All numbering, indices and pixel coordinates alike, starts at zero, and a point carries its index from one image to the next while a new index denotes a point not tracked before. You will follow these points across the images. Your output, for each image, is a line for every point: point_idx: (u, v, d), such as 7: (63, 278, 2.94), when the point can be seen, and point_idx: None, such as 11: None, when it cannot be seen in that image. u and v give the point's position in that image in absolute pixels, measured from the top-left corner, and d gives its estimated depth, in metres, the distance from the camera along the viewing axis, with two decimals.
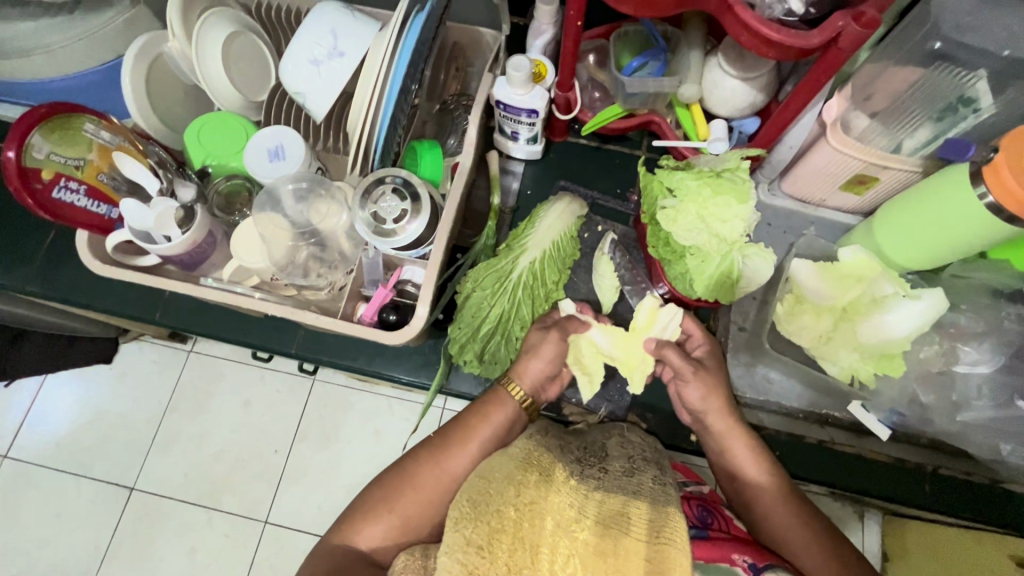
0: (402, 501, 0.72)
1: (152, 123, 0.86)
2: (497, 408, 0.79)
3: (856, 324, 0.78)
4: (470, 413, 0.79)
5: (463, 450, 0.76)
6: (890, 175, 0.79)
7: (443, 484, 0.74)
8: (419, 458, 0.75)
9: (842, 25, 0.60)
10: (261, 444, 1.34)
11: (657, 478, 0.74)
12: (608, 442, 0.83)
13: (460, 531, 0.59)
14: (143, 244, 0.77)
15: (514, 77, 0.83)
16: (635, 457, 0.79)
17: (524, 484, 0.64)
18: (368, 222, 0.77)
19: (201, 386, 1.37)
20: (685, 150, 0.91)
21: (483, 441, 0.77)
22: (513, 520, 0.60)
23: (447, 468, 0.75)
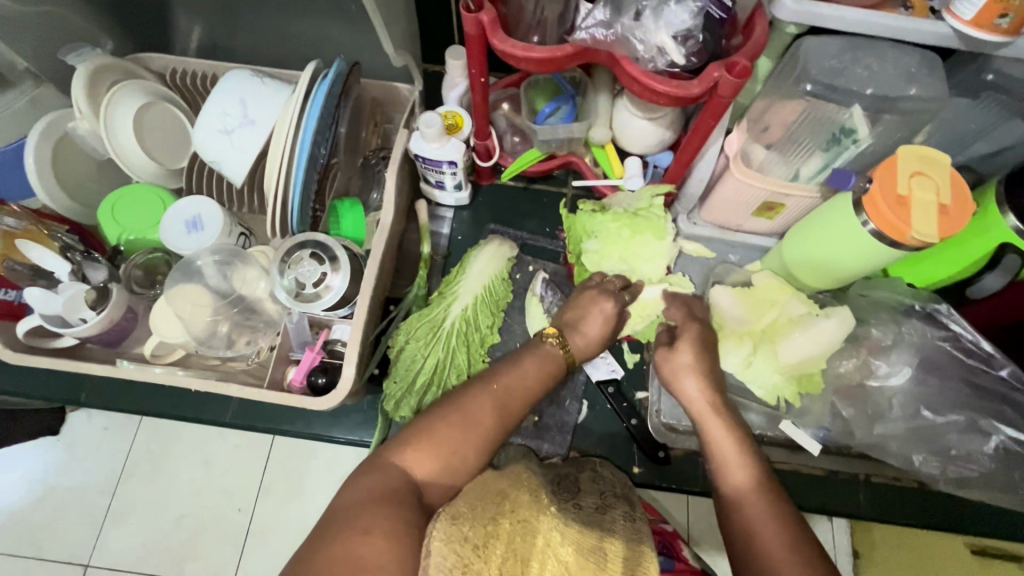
0: (447, 437, 0.62)
1: (60, 201, 0.84)
2: (540, 356, 0.73)
3: (776, 345, 0.81)
4: (514, 360, 0.71)
5: (513, 381, 0.68)
6: (794, 202, 0.83)
7: (489, 420, 0.65)
8: (474, 397, 0.66)
9: (719, 75, 0.64)
10: (221, 502, 1.03)
11: (628, 514, 0.68)
12: (582, 478, 0.78)
13: (456, 526, 0.52)
14: (57, 329, 0.75)
15: (426, 132, 0.84)
16: (605, 493, 0.73)
17: (516, 501, 0.57)
18: (289, 290, 0.78)
19: (158, 448, 1.05)
20: (605, 187, 0.95)
21: (528, 386, 0.69)
22: (506, 531, 0.53)
23: (470, 417, 0.64)
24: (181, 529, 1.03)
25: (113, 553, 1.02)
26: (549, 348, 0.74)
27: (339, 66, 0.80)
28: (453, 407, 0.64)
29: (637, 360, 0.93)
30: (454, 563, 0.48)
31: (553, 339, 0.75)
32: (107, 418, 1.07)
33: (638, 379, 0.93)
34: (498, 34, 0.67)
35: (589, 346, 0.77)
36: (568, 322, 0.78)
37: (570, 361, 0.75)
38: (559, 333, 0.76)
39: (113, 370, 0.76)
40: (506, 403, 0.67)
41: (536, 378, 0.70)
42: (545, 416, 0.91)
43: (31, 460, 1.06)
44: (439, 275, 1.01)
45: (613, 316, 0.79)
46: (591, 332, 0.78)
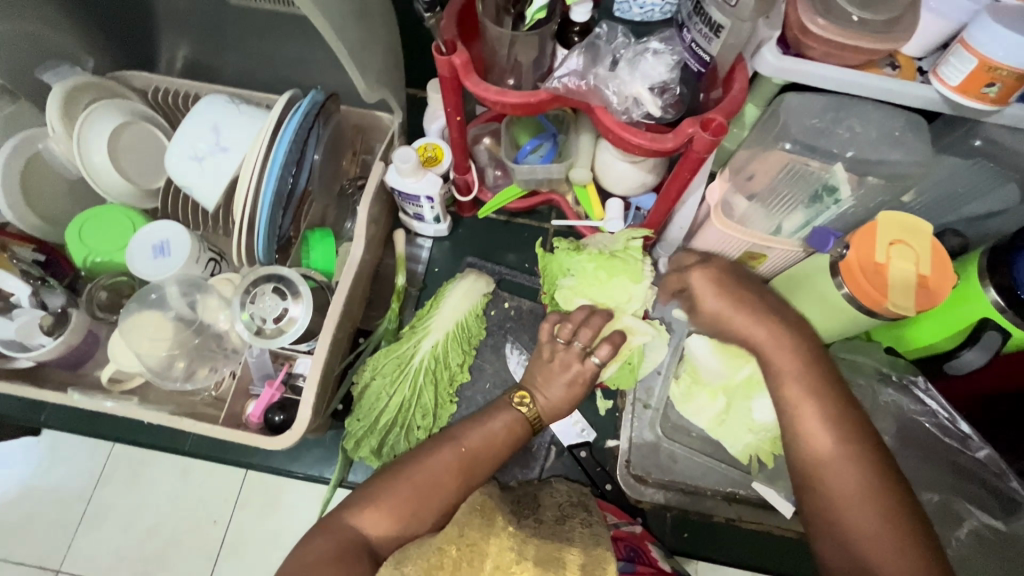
0: (407, 498, 0.63)
1: (30, 220, 0.83)
2: (510, 418, 0.72)
3: (750, 402, 0.78)
4: (481, 419, 0.71)
5: (490, 438, 0.70)
6: (776, 254, 0.80)
7: (453, 481, 0.66)
8: (440, 455, 0.67)
9: (695, 130, 0.62)
10: (195, 513, 0.98)
11: (585, 521, 0.69)
12: (541, 494, 0.78)
13: (397, 571, 0.56)
14: (11, 353, 0.74)
15: (402, 167, 0.83)
16: (563, 505, 0.74)
17: (465, 524, 0.59)
18: (248, 325, 0.75)
19: (135, 452, 1.01)
20: (585, 228, 0.94)
21: (495, 449, 0.70)
22: (453, 560, 0.56)
23: (430, 480, 0.65)
24: (150, 541, 0.98)
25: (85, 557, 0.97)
26: (512, 409, 0.72)
27: (313, 98, 0.78)
28: (417, 467, 0.65)
29: (609, 408, 0.90)
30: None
31: (519, 399, 0.73)
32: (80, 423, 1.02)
33: (609, 427, 0.90)
34: (471, 77, 0.65)
35: (555, 409, 0.74)
36: (535, 377, 0.75)
37: (537, 422, 0.73)
38: (529, 395, 0.74)
39: (64, 398, 0.74)
40: (472, 469, 0.67)
41: (499, 440, 0.70)
42: (510, 460, 0.88)
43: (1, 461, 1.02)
44: (414, 308, 0.99)
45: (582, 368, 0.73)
46: (555, 388, 0.74)
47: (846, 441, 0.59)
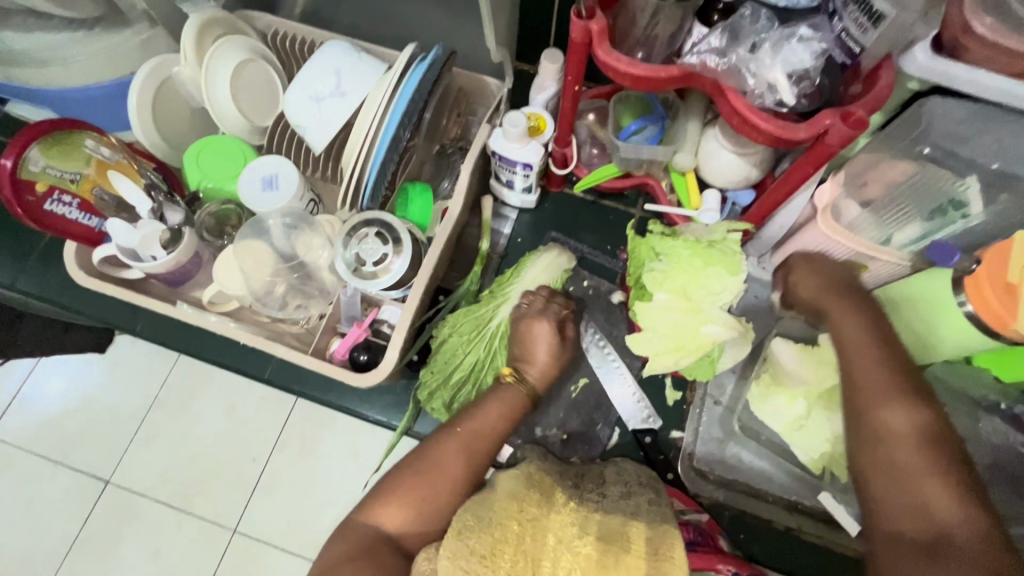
0: (419, 487, 0.64)
1: (154, 140, 0.88)
2: (504, 398, 0.74)
3: (831, 410, 0.77)
4: (475, 403, 0.74)
5: (484, 422, 0.71)
6: (878, 266, 0.78)
7: (460, 467, 0.67)
8: (440, 443, 0.68)
9: (832, 123, 0.60)
10: (237, 449, 1.05)
11: (654, 501, 0.69)
12: (604, 470, 0.77)
13: (461, 543, 0.55)
14: (129, 261, 0.78)
15: (509, 131, 0.84)
16: (630, 482, 0.73)
17: (525, 500, 0.60)
18: (348, 262, 0.79)
19: (192, 382, 1.08)
20: (676, 217, 0.92)
21: (491, 428, 0.71)
22: (516, 533, 0.56)
23: (444, 467, 0.66)
24: (196, 467, 1.05)
25: (134, 473, 1.06)
26: (508, 387, 0.76)
27: (436, 53, 0.79)
28: (423, 458, 0.67)
29: (677, 399, 0.90)
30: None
31: (509, 378, 0.76)
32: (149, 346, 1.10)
33: (675, 418, 0.89)
34: (604, 46, 0.65)
35: (544, 376, 0.79)
36: (518, 355, 0.81)
37: (533, 393, 0.77)
38: (516, 371, 0.78)
39: (174, 310, 0.79)
40: (477, 450, 0.69)
41: (498, 418, 0.72)
42: (573, 435, 0.89)
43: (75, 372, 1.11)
44: (492, 274, 1.00)
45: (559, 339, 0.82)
46: (539, 359, 0.80)
47: (921, 455, 0.56)
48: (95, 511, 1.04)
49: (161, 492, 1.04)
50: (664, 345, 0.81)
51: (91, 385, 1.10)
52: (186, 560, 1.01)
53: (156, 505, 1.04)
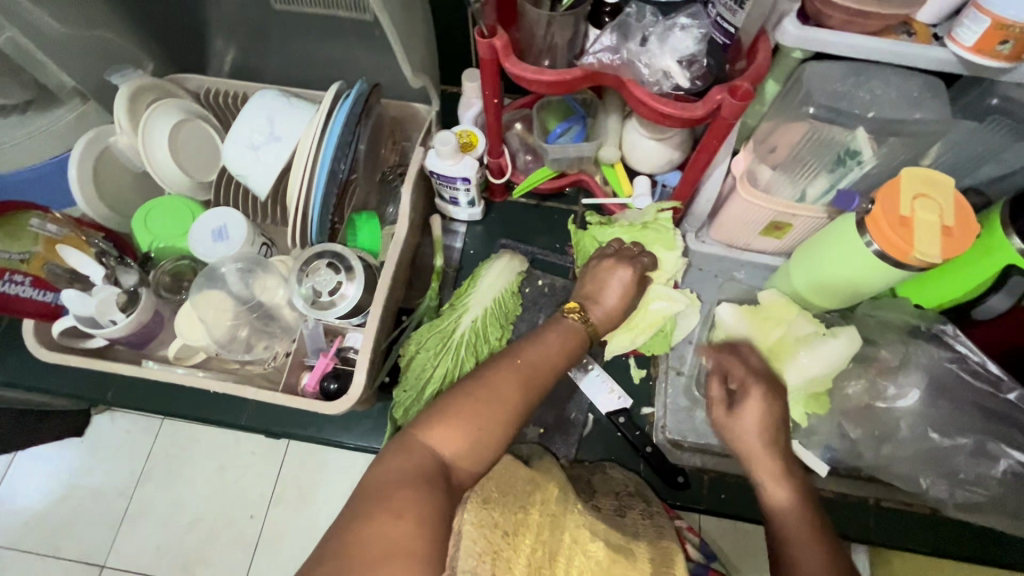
0: (472, 416, 0.64)
1: (99, 210, 0.89)
2: (565, 331, 0.75)
3: (783, 366, 0.81)
4: (536, 335, 0.74)
5: (544, 356, 0.71)
6: (801, 221, 0.84)
7: (516, 397, 0.67)
8: (500, 369, 0.68)
9: (722, 98, 0.67)
10: (234, 508, 1.17)
11: (646, 511, 0.74)
12: (595, 478, 0.82)
13: (486, 512, 0.54)
14: (88, 329, 0.79)
15: (442, 150, 0.88)
16: (621, 493, 0.78)
17: (546, 494, 0.60)
18: (306, 297, 0.81)
19: (173, 451, 1.19)
20: (613, 206, 0.98)
21: (549, 363, 0.71)
22: (536, 522, 0.56)
23: (499, 390, 0.66)
24: (193, 534, 1.16)
25: (127, 552, 1.15)
26: (568, 322, 0.76)
27: (360, 88, 0.84)
28: (476, 387, 0.66)
29: (643, 377, 0.94)
30: (484, 549, 0.51)
31: (570, 313, 0.77)
32: (128, 421, 1.21)
33: (644, 395, 0.93)
34: (511, 58, 0.70)
35: (608, 319, 0.79)
36: (587, 294, 0.80)
37: (591, 331, 0.77)
38: (580, 310, 0.77)
39: (139, 370, 0.80)
40: (532, 381, 0.69)
41: (555, 357, 0.72)
42: (550, 428, 0.92)
43: (60, 460, 1.20)
44: (451, 288, 1.04)
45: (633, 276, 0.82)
46: (608, 301, 0.79)
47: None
48: None
49: (159, 567, 1.14)
50: (618, 325, 0.85)
51: (72, 473, 1.19)
52: None
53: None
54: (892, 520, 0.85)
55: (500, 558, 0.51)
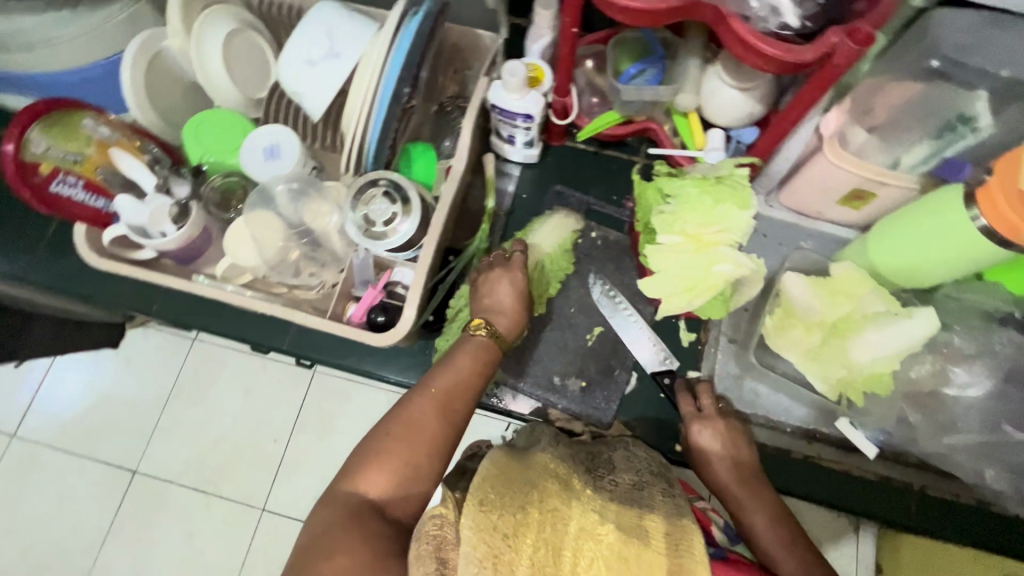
0: (398, 452, 0.63)
1: (151, 119, 0.86)
2: (474, 347, 0.74)
3: (844, 340, 0.79)
4: (447, 360, 0.72)
5: (445, 383, 0.69)
6: (886, 191, 0.78)
7: (437, 426, 0.66)
8: (416, 402, 0.67)
9: (836, 42, 0.60)
10: (259, 433, 1.27)
11: (667, 491, 0.70)
12: (614, 455, 0.78)
13: (485, 515, 0.54)
14: (139, 239, 0.78)
15: (508, 81, 0.83)
16: (642, 469, 0.75)
17: (545, 491, 0.59)
18: (358, 224, 0.78)
19: (203, 372, 1.30)
20: (681, 158, 0.91)
21: (460, 392, 0.70)
22: (536, 520, 0.55)
23: (422, 423, 0.65)
24: (217, 450, 1.27)
25: (157, 461, 1.27)
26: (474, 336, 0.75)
27: (429, 5, 0.78)
28: (399, 422, 0.65)
29: (692, 341, 0.91)
30: (484, 553, 0.52)
31: (478, 329, 0.76)
32: (161, 339, 1.32)
33: (691, 359, 0.91)
34: None
35: (512, 326, 0.80)
36: (492, 310, 0.80)
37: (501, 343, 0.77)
38: (488, 324, 0.77)
39: (190, 286, 0.80)
40: (451, 407, 0.68)
41: (473, 369, 0.72)
42: (592, 382, 0.90)
43: (94, 370, 1.32)
44: (501, 232, 1.00)
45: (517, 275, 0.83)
46: (506, 308, 0.80)
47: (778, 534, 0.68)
48: (126, 500, 1.26)
49: (186, 478, 1.26)
50: (675, 286, 0.81)
51: (106, 383, 1.31)
52: (226, 531, 1.24)
53: (184, 489, 1.26)
54: (941, 510, 0.84)
55: (503, 561, 0.52)
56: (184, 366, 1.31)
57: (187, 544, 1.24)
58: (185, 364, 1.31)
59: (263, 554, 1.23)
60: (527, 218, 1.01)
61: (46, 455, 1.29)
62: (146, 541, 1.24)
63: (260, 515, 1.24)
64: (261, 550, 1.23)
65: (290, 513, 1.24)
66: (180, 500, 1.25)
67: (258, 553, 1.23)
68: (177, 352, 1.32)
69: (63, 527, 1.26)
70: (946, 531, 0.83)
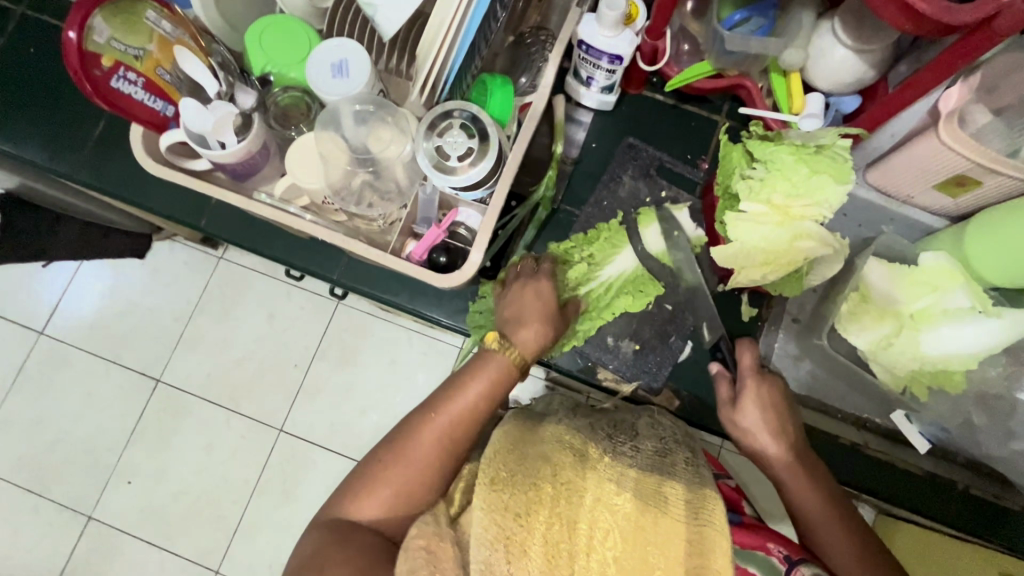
0: (391, 480, 0.63)
1: (213, 17, 0.78)
2: (486, 371, 0.67)
3: (920, 333, 0.76)
4: (457, 379, 0.67)
5: (446, 411, 0.65)
6: (994, 180, 0.73)
7: (436, 454, 0.64)
8: (417, 424, 0.65)
9: (1004, 3, 0.53)
10: (281, 356, 1.28)
11: (690, 460, 0.68)
12: (638, 423, 0.75)
13: (496, 494, 0.55)
14: (198, 148, 0.74)
15: (605, 16, 0.76)
16: (666, 437, 0.71)
17: (557, 464, 0.59)
18: (431, 155, 0.74)
19: (229, 290, 1.30)
20: (772, 122, 0.84)
21: (468, 418, 0.66)
22: (549, 495, 0.56)
23: (417, 450, 0.64)
24: (241, 368, 1.28)
25: (180, 372, 1.29)
26: (499, 356, 0.68)
27: None
28: (393, 446, 0.65)
29: (754, 316, 0.86)
30: (496, 534, 0.52)
31: (494, 346, 0.69)
32: (187, 254, 1.31)
33: (751, 333, 0.87)
34: None
35: (530, 344, 0.71)
36: (512, 317, 0.75)
37: (520, 360, 0.69)
38: (502, 337, 0.70)
39: (248, 203, 0.77)
40: (451, 437, 0.65)
41: (485, 392, 0.66)
42: (646, 346, 0.88)
43: (116, 278, 1.32)
44: (566, 182, 0.95)
45: (551, 310, 0.76)
46: (531, 321, 0.73)
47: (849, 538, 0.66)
48: (149, 407, 1.28)
49: (209, 392, 1.28)
50: (751, 258, 0.77)
51: (133, 292, 1.31)
52: (244, 448, 1.27)
53: (205, 402, 1.28)
54: (986, 513, 0.82)
55: (515, 540, 0.52)
56: (210, 283, 1.30)
57: (207, 455, 1.27)
58: (212, 282, 1.30)
59: (277, 473, 1.26)
60: (594, 170, 0.95)
61: (74, 355, 1.30)
62: (166, 448, 1.28)
63: (278, 435, 1.26)
64: (275, 470, 1.26)
65: (307, 437, 1.26)
66: (201, 413, 1.28)
67: (273, 471, 1.26)
68: (202, 273, 1.30)
69: (86, 426, 1.29)
70: (987, 531, 0.82)
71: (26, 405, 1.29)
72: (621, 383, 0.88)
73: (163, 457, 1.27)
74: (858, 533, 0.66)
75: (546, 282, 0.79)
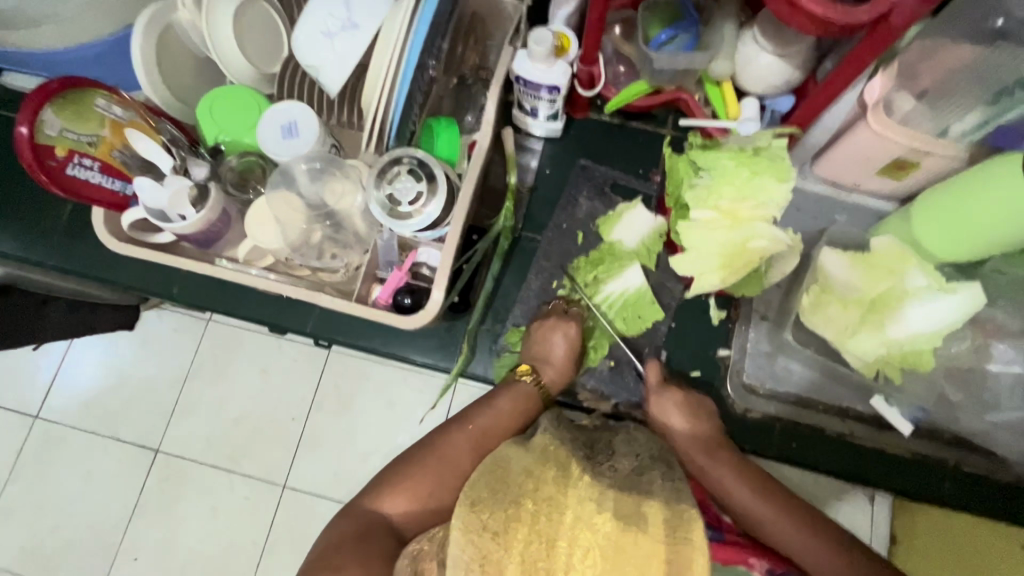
0: (422, 479, 0.69)
1: (164, 96, 0.81)
2: (513, 393, 0.78)
3: (884, 319, 0.75)
4: (488, 400, 0.78)
5: (476, 423, 0.74)
6: (931, 161, 0.75)
7: (468, 460, 0.72)
8: (449, 438, 0.73)
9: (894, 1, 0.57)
10: (278, 412, 1.25)
11: (667, 475, 0.65)
12: (613, 440, 0.75)
13: (474, 514, 0.52)
14: (159, 222, 0.75)
15: (535, 50, 0.80)
16: (642, 455, 0.70)
17: (541, 479, 0.57)
18: (382, 204, 0.75)
19: (220, 354, 1.27)
20: (713, 129, 0.87)
21: (496, 432, 0.74)
22: (530, 512, 0.53)
23: (448, 454, 0.72)
24: (239, 429, 1.25)
25: (179, 439, 1.25)
26: (523, 384, 0.80)
27: None
28: (429, 452, 0.71)
29: (722, 319, 0.90)
30: (472, 555, 0.50)
31: (525, 376, 0.81)
32: (174, 321, 1.29)
33: (721, 336, 0.90)
34: None
35: (560, 374, 0.83)
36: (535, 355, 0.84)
37: (545, 395, 0.81)
38: (534, 371, 0.82)
39: (215, 271, 0.78)
40: (484, 444, 0.73)
41: (513, 410, 0.77)
42: (621, 362, 0.90)
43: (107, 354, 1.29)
44: (525, 209, 0.98)
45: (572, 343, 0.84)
46: (555, 358, 0.83)
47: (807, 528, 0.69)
48: (150, 480, 1.24)
49: (208, 455, 1.24)
50: (707, 262, 0.78)
51: (124, 365, 1.28)
52: (249, 510, 1.22)
53: (205, 466, 1.24)
54: (974, 488, 0.83)
55: (490, 562, 0.50)
56: (202, 344, 1.28)
57: (212, 521, 1.22)
58: (203, 343, 1.28)
59: (285, 529, 1.21)
60: (552, 195, 0.97)
61: (67, 436, 1.27)
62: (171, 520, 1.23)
63: (281, 493, 1.22)
64: (283, 526, 1.21)
65: (314, 491, 1.21)
66: (201, 479, 1.24)
67: (281, 529, 1.21)
68: (191, 336, 1.28)
69: (88, 510, 1.24)
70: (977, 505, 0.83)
71: (24, 493, 1.26)
72: (601, 401, 0.89)
73: (167, 530, 1.23)
74: (810, 519, 0.70)
75: (558, 328, 0.84)
